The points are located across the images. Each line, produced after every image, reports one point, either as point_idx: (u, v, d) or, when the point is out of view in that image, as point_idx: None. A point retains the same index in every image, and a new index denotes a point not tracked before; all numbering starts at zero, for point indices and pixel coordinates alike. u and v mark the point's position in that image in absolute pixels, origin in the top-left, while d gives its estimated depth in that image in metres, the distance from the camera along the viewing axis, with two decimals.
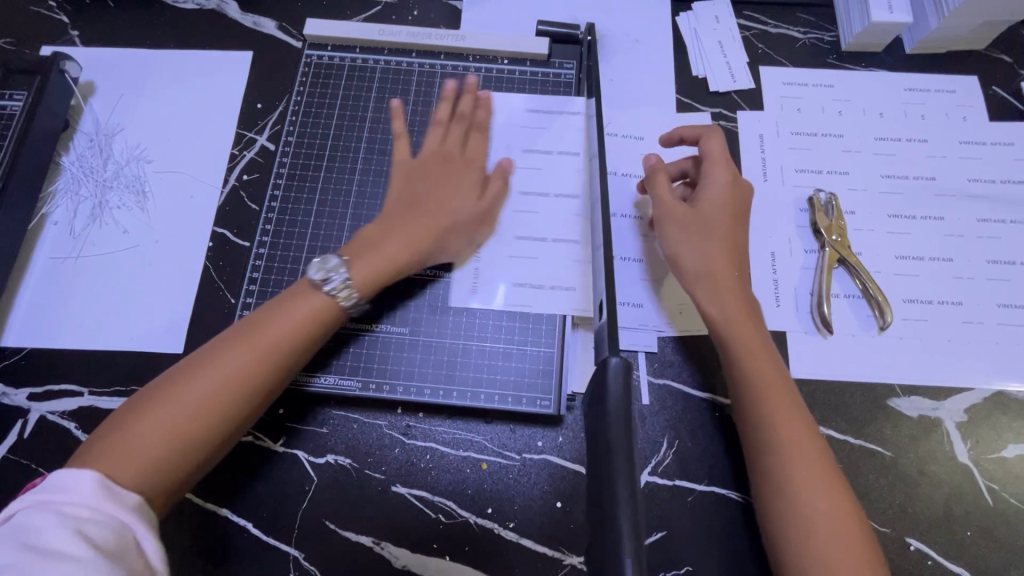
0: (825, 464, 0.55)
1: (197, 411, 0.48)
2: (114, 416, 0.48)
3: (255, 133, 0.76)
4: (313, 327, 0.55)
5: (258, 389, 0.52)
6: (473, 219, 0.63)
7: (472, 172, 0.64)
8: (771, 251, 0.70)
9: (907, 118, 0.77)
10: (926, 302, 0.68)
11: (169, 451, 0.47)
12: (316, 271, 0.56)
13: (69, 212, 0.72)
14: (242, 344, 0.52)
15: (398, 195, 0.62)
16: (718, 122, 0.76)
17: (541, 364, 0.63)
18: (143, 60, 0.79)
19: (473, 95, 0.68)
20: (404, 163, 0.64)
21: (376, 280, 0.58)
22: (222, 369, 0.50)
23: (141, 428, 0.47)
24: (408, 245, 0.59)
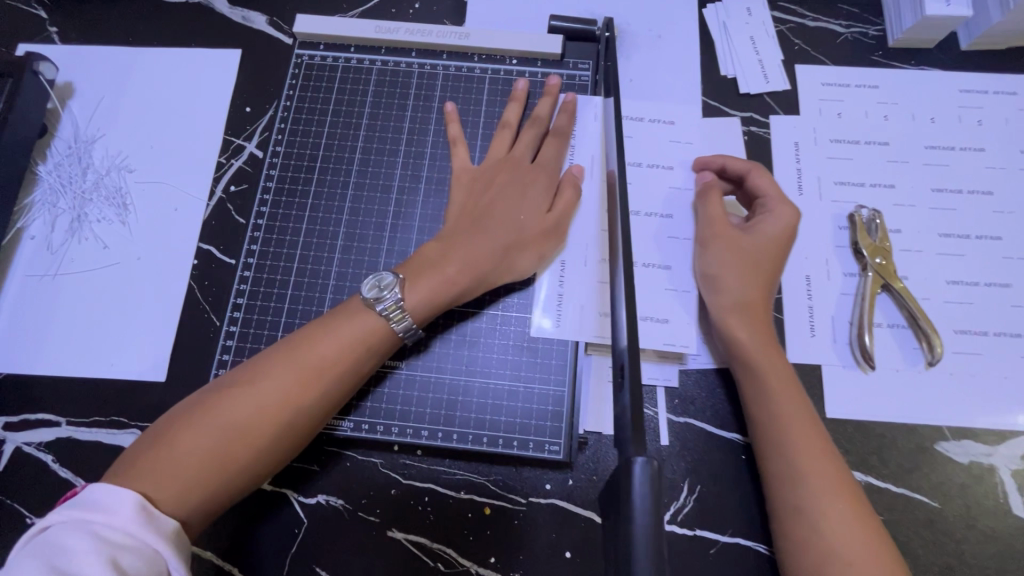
0: (868, 529, 0.48)
1: (239, 432, 0.47)
2: (162, 429, 0.47)
3: (243, 139, 0.70)
4: (364, 353, 0.52)
5: (300, 415, 0.49)
6: (544, 232, 0.58)
7: (547, 180, 0.60)
8: (806, 275, 0.64)
9: (961, 123, 0.69)
10: (980, 334, 0.61)
11: (209, 474, 0.45)
12: (369, 289, 0.53)
13: (47, 225, 0.68)
14: (288, 364, 0.50)
15: (459, 210, 0.58)
16: (748, 127, 0.69)
17: (550, 402, 0.57)
18: (125, 60, 0.74)
19: (552, 98, 0.63)
20: (462, 175, 0.60)
21: (435, 302, 0.54)
22: (266, 390, 0.48)
23: (185, 444, 0.45)
24: (470, 266, 0.55)
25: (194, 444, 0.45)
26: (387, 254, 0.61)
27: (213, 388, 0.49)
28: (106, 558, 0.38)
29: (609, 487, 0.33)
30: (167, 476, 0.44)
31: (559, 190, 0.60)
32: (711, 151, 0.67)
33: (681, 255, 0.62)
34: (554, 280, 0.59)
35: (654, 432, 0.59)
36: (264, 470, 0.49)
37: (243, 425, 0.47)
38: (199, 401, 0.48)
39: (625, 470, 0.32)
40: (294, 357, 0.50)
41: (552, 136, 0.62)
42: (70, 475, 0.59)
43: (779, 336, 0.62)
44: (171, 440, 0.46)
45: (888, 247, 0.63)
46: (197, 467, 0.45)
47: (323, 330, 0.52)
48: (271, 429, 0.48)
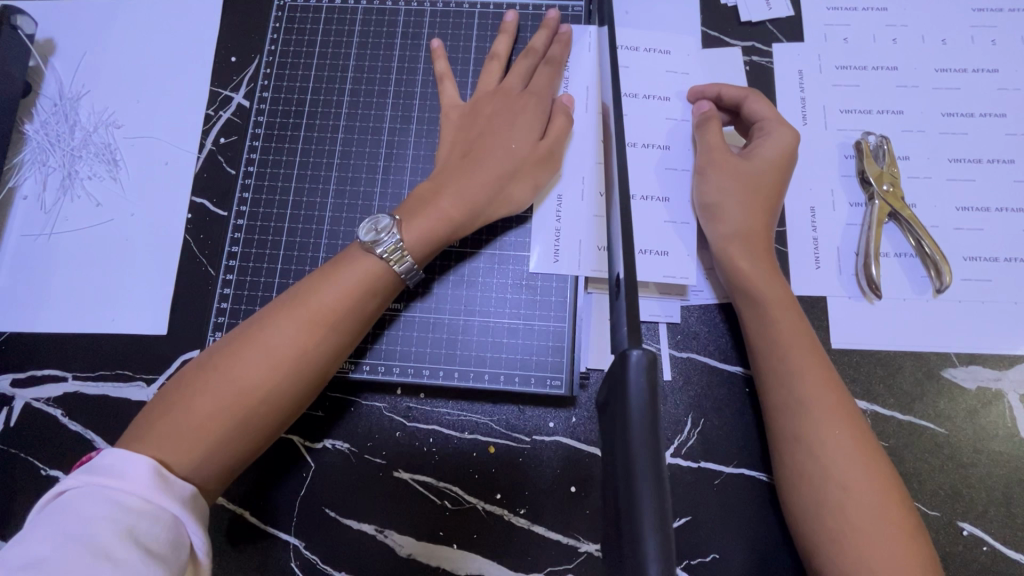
0: (874, 457, 0.48)
1: (251, 389, 0.46)
2: (170, 393, 0.46)
3: (230, 90, 0.68)
4: (369, 302, 0.51)
5: (311, 368, 0.49)
6: (538, 159, 0.56)
7: (539, 106, 0.58)
8: (811, 206, 0.62)
9: (974, 44, 0.66)
10: (991, 260, 0.60)
11: (225, 433, 0.45)
12: (367, 232, 0.52)
13: (38, 184, 0.67)
14: (294, 317, 0.49)
15: (451, 147, 0.57)
16: (750, 57, 0.66)
17: (550, 339, 0.57)
18: (105, 13, 0.72)
19: (549, 31, 0.61)
20: (451, 111, 0.59)
21: (434, 240, 0.53)
22: (275, 345, 0.48)
23: (200, 404, 0.45)
24: (466, 200, 0.54)
25: (210, 405, 0.45)
26: (381, 198, 0.60)
27: (220, 348, 0.49)
28: (125, 532, 0.37)
29: (607, 384, 0.32)
30: (186, 437, 0.44)
31: (553, 117, 0.58)
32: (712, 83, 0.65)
33: (682, 189, 0.61)
34: (552, 217, 0.58)
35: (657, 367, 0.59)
36: (280, 423, 0.49)
37: (257, 382, 0.47)
38: (206, 362, 0.47)
39: (622, 360, 0.30)
40: (297, 312, 0.49)
41: (543, 64, 0.60)
42: (81, 428, 0.60)
43: (782, 268, 0.61)
44: (185, 403, 0.45)
45: (897, 174, 0.61)
46: (215, 425, 0.45)
47: (324, 280, 0.51)
48: (284, 382, 0.48)
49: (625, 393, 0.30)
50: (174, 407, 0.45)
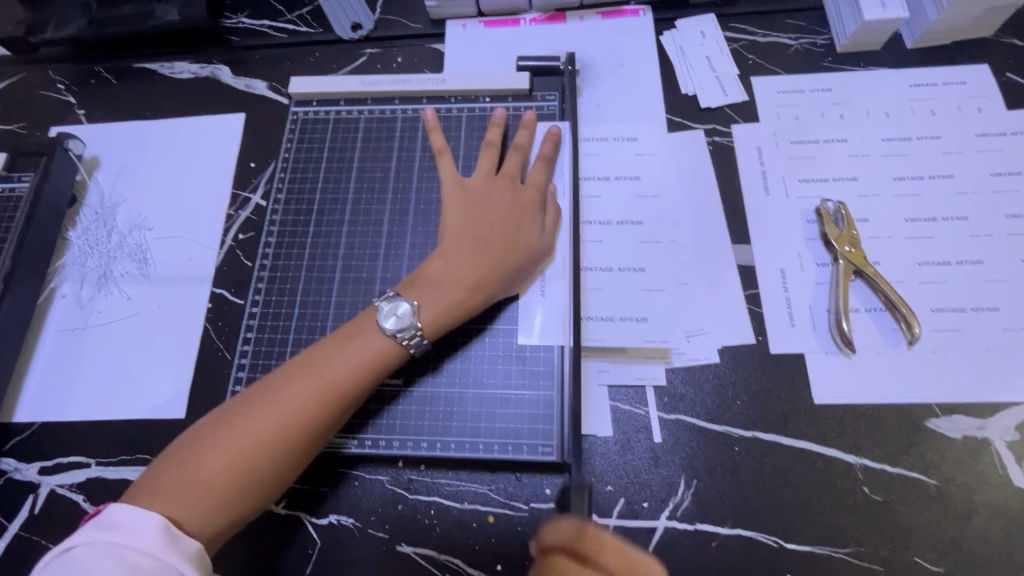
0: None
1: (259, 453, 0.50)
2: (182, 450, 0.50)
3: (249, 192, 0.77)
4: (372, 372, 0.56)
5: (317, 432, 0.53)
6: (538, 248, 0.63)
7: (538, 201, 0.65)
8: (781, 268, 0.66)
9: (915, 115, 0.73)
10: (958, 311, 0.63)
11: (232, 493, 0.49)
12: (386, 315, 0.57)
13: (76, 284, 0.74)
14: (306, 383, 0.53)
15: (461, 227, 0.62)
16: (712, 138, 0.74)
17: (542, 408, 0.60)
18: (143, 131, 0.82)
19: (530, 127, 0.69)
20: (460, 194, 0.65)
21: (447, 320, 0.58)
22: (286, 409, 0.52)
23: (211, 464, 0.49)
24: (476, 284, 0.59)
25: (219, 463, 0.49)
26: (382, 281, 0.66)
27: (233, 408, 0.52)
28: None
29: None
30: (196, 495, 0.47)
31: (551, 212, 0.65)
32: (677, 163, 0.72)
33: (657, 268, 0.66)
34: (538, 293, 0.64)
35: (646, 430, 0.61)
36: (281, 483, 0.53)
37: (265, 444, 0.50)
38: (220, 422, 0.51)
39: None
40: (308, 380, 0.53)
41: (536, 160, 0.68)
42: None
43: (759, 328, 0.64)
44: (196, 460, 0.49)
45: (857, 237, 0.66)
46: (223, 487, 0.49)
47: (336, 350, 0.55)
48: (290, 447, 0.51)
49: None
50: (186, 465, 0.49)
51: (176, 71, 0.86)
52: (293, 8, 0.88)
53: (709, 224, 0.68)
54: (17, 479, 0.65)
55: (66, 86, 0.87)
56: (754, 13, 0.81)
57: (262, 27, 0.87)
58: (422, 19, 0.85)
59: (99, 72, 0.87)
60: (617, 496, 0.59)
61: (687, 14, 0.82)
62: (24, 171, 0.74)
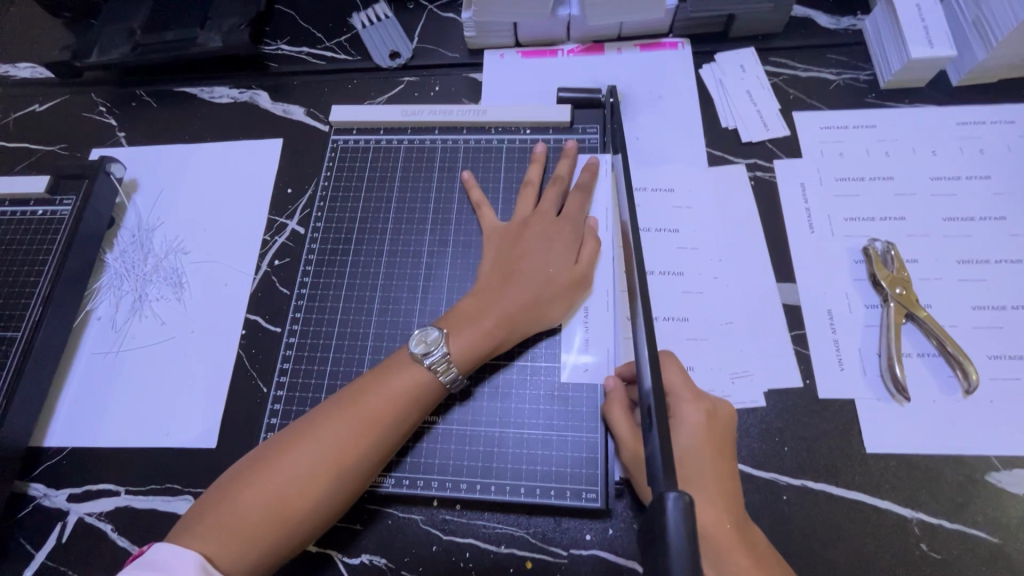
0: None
1: (295, 492, 0.49)
2: (223, 487, 0.50)
3: (286, 218, 0.77)
4: (407, 408, 0.54)
5: (352, 471, 0.51)
6: (572, 280, 0.61)
7: (573, 232, 0.64)
8: (828, 309, 0.65)
9: (963, 154, 0.71)
10: (1016, 358, 0.60)
11: (268, 533, 0.48)
12: (415, 344, 0.57)
13: (111, 306, 0.74)
14: (343, 419, 0.52)
15: (493, 264, 0.62)
16: (754, 173, 0.73)
17: (584, 451, 0.58)
18: (182, 155, 0.83)
19: (573, 159, 0.69)
20: (495, 234, 0.65)
21: (477, 353, 0.57)
22: (323, 447, 0.51)
23: (248, 502, 0.48)
24: (507, 320, 0.58)
25: (256, 501, 0.48)
26: (421, 314, 0.65)
27: (273, 445, 0.52)
28: None
29: (645, 525, 0.35)
30: (232, 534, 0.47)
31: (586, 243, 0.64)
32: (719, 198, 0.71)
33: (701, 307, 0.65)
34: (581, 331, 0.62)
35: None
36: (320, 525, 0.51)
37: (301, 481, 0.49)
38: (260, 459, 0.51)
39: (660, 505, 0.34)
40: (345, 415, 0.53)
41: (574, 190, 0.67)
42: (128, 544, 0.62)
43: (807, 371, 0.62)
44: (234, 498, 0.49)
45: (908, 279, 0.64)
46: (260, 525, 0.48)
47: (373, 385, 0.55)
48: (325, 485, 0.50)
49: (663, 535, 0.33)
50: (225, 503, 0.48)
51: (216, 96, 0.87)
52: (332, 36, 0.89)
53: (752, 262, 0.67)
54: (45, 505, 0.65)
55: (107, 109, 0.88)
56: (795, 48, 0.81)
57: (302, 54, 0.88)
58: (460, 49, 0.86)
59: (140, 95, 0.88)
60: None
61: (726, 48, 0.82)
62: (66, 194, 0.75)
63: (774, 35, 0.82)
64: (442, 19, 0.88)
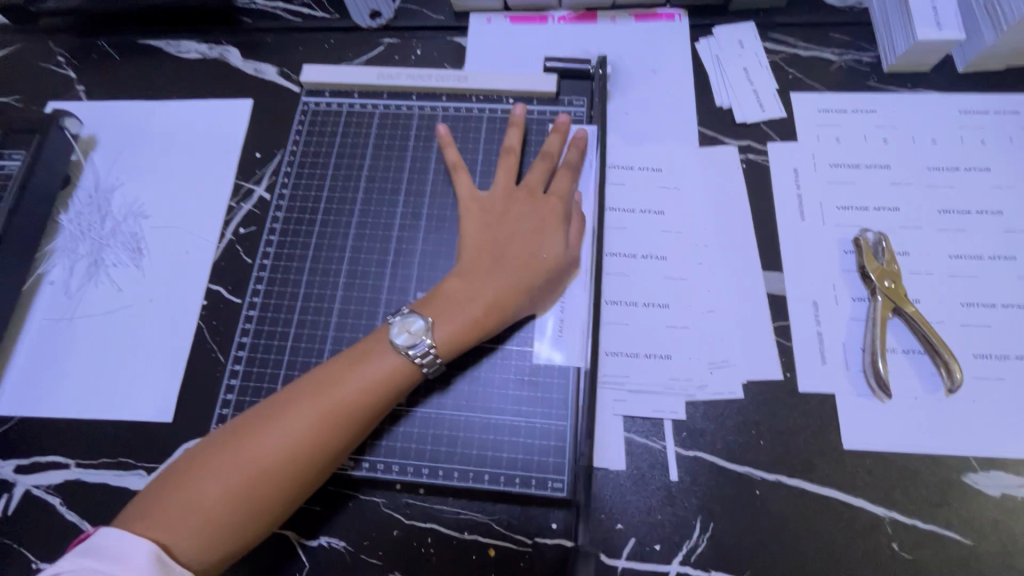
0: None
1: (261, 481, 0.46)
2: (180, 471, 0.47)
3: (252, 183, 0.73)
4: (383, 396, 0.51)
5: (323, 458, 0.49)
6: (562, 264, 0.58)
7: (562, 212, 0.60)
8: (813, 300, 0.62)
9: (964, 144, 0.69)
10: (1001, 358, 0.59)
11: (230, 523, 0.45)
12: (398, 332, 0.53)
13: (65, 271, 0.70)
14: (314, 406, 0.49)
15: (478, 243, 0.58)
16: (746, 155, 0.69)
17: (553, 438, 0.56)
18: (144, 112, 0.78)
19: (564, 133, 0.65)
20: (479, 208, 0.61)
21: (464, 341, 0.54)
22: (287, 434, 0.48)
23: (208, 491, 0.45)
24: (495, 305, 0.55)
25: (218, 490, 0.45)
26: (389, 290, 0.62)
27: (236, 428, 0.49)
28: None
29: None
30: (191, 522, 0.44)
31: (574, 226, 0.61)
32: (708, 181, 0.68)
33: (683, 293, 0.62)
34: (556, 313, 0.59)
35: (662, 467, 0.57)
36: (286, 512, 0.49)
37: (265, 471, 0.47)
38: (222, 443, 0.47)
39: None
40: (317, 401, 0.49)
41: (560, 167, 0.63)
42: (77, 518, 0.59)
43: (788, 364, 0.60)
44: (192, 486, 0.45)
45: (897, 273, 0.61)
46: (222, 515, 0.45)
47: (347, 370, 0.51)
48: (296, 472, 0.48)
49: None
50: (183, 490, 0.45)
51: (182, 50, 0.82)
52: None
53: (739, 248, 0.64)
54: None
55: (66, 59, 0.82)
56: (796, 25, 0.77)
57: (276, 9, 0.83)
58: (445, 10, 0.81)
59: (101, 46, 0.83)
60: (628, 536, 0.55)
61: (725, 21, 0.77)
62: (16, 149, 0.70)
63: (776, 11, 0.77)
64: None
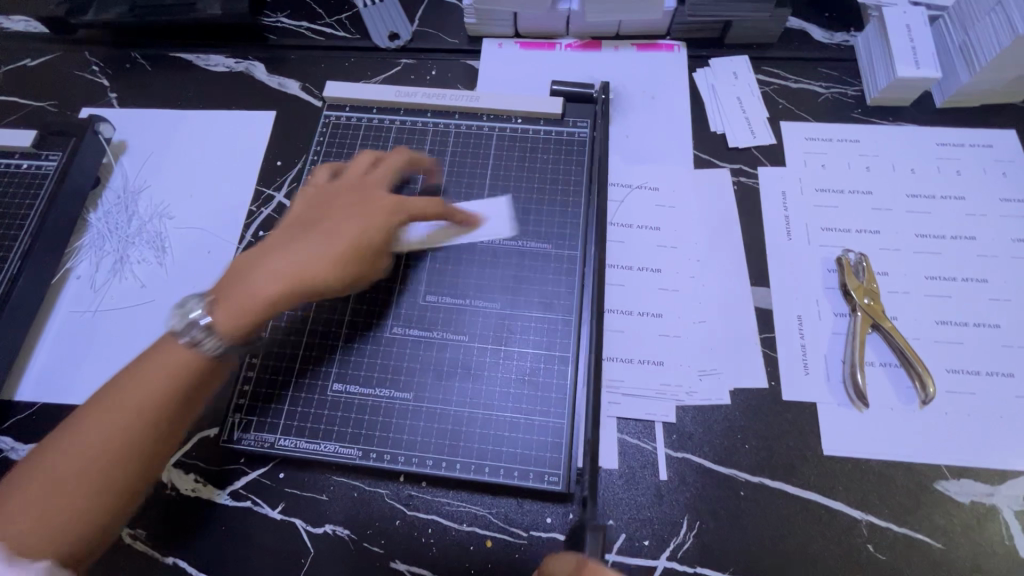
0: None
1: (93, 469, 0.46)
2: (27, 467, 0.46)
3: (273, 189, 0.77)
4: (167, 385, 0.49)
5: (149, 442, 0.48)
6: (359, 254, 0.57)
7: (389, 214, 0.59)
8: (798, 314, 0.66)
9: (940, 174, 0.73)
10: (972, 374, 0.62)
11: (68, 516, 0.45)
12: (174, 320, 0.50)
13: (91, 266, 0.74)
14: (128, 393, 0.48)
15: (357, 229, 0.58)
16: (738, 178, 0.74)
17: (551, 436, 0.58)
18: (173, 120, 0.83)
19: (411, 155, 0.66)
20: (311, 195, 0.61)
21: (241, 310, 0.51)
22: (110, 423, 0.47)
23: (44, 484, 0.45)
24: (278, 278, 0.53)
25: (55, 485, 0.45)
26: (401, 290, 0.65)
27: (76, 419, 0.48)
28: None
29: None
30: (34, 518, 0.44)
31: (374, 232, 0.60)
32: (702, 200, 0.72)
33: (675, 305, 0.66)
34: (559, 317, 0.63)
35: (652, 467, 0.60)
36: (132, 499, 0.48)
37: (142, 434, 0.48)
38: (63, 436, 0.47)
39: None
40: (99, 399, 0.48)
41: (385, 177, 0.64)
42: None
43: (773, 373, 0.64)
44: (29, 481, 0.45)
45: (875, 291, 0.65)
46: (60, 506, 0.44)
47: (144, 359, 0.50)
48: (132, 457, 0.47)
49: None
50: (25, 485, 0.45)
51: (211, 63, 0.87)
52: (333, 13, 0.89)
53: (729, 264, 0.69)
54: (11, 459, 0.65)
55: (100, 68, 0.87)
56: (787, 59, 0.82)
57: (301, 28, 0.88)
58: (459, 35, 0.86)
59: (135, 57, 0.88)
60: (618, 532, 0.58)
61: (721, 53, 0.83)
62: (52, 150, 0.74)
63: (768, 45, 0.83)
64: (444, 4, 0.88)
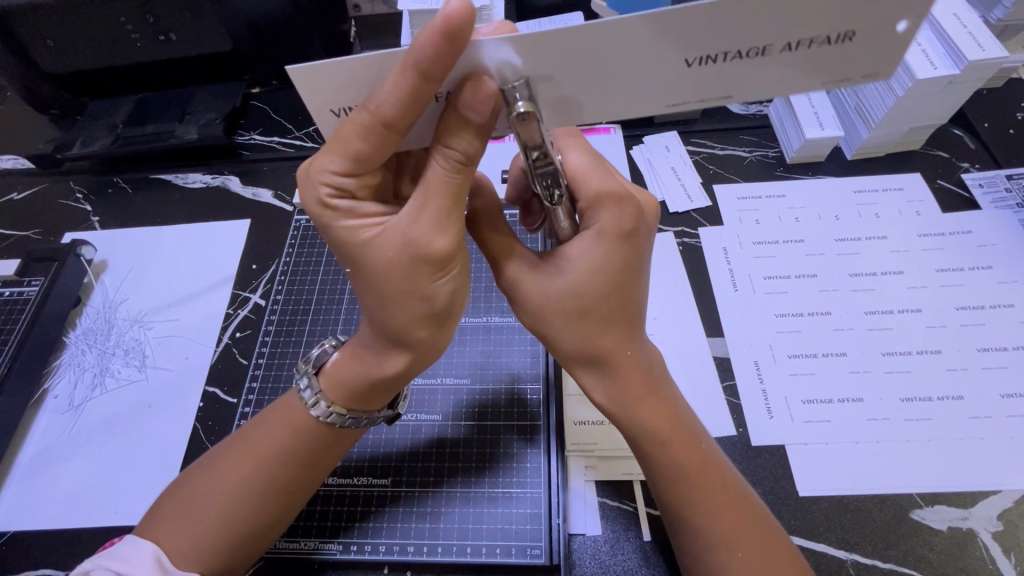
0: (743, 505, 0.51)
1: (254, 496, 0.52)
2: (202, 474, 0.54)
3: (249, 292, 0.81)
4: (292, 440, 0.54)
5: (251, 500, 0.52)
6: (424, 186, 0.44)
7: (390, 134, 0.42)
8: (755, 360, 0.70)
9: (862, 217, 0.81)
10: (926, 400, 0.66)
11: (225, 507, 0.52)
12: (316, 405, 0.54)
13: (70, 385, 0.75)
14: (242, 456, 0.53)
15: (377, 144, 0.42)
16: (682, 240, 0.81)
17: (530, 508, 0.59)
18: (152, 235, 0.88)
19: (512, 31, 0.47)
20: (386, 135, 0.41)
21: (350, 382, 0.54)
22: (240, 466, 0.53)
23: (240, 459, 0.53)
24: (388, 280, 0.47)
25: (182, 537, 0.50)
26: None
27: (253, 484, 0.53)
28: None
29: None
30: (190, 518, 0.51)
31: (467, 107, 0.40)
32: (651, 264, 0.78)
33: None
34: (530, 389, 0.66)
35: (636, 528, 0.59)
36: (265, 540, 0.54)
37: (265, 466, 0.53)
38: (273, 493, 0.53)
39: None
40: (257, 434, 0.55)
41: (447, 120, 0.42)
42: None
43: (739, 421, 0.66)
44: (198, 488, 0.53)
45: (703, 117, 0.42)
46: (232, 528, 0.52)
47: (265, 418, 0.56)
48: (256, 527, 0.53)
49: None
50: (172, 518, 0.52)
51: (189, 181, 0.94)
52: (302, 127, 0.98)
53: (684, 320, 0.73)
54: None
55: (84, 196, 0.93)
56: (711, 130, 0.92)
57: (271, 143, 0.97)
58: None
59: (117, 182, 0.94)
60: None
61: (652, 132, 0.93)
62: (34, 275, 0.78)
63: (693, 121, 0.93)
64: None
